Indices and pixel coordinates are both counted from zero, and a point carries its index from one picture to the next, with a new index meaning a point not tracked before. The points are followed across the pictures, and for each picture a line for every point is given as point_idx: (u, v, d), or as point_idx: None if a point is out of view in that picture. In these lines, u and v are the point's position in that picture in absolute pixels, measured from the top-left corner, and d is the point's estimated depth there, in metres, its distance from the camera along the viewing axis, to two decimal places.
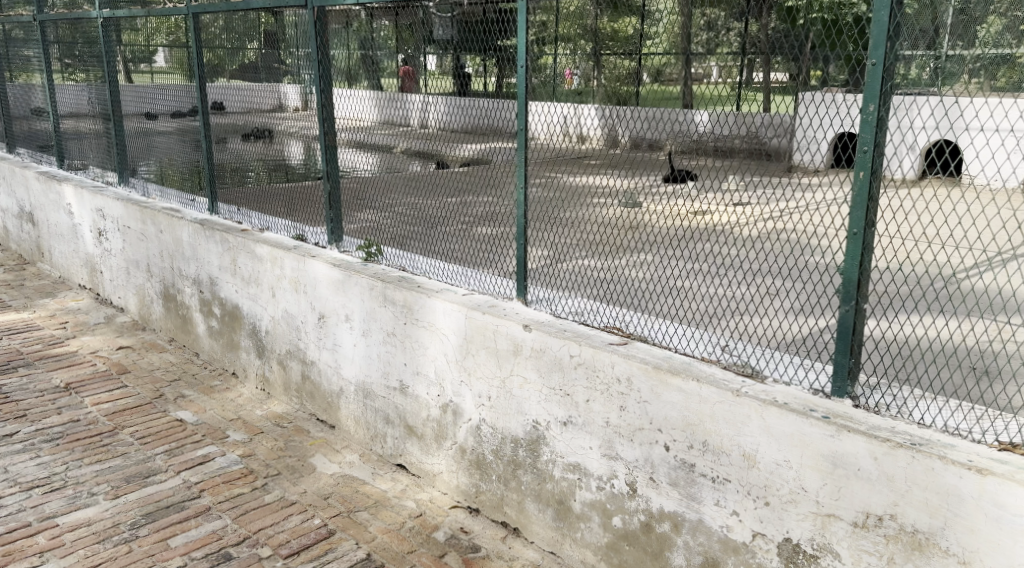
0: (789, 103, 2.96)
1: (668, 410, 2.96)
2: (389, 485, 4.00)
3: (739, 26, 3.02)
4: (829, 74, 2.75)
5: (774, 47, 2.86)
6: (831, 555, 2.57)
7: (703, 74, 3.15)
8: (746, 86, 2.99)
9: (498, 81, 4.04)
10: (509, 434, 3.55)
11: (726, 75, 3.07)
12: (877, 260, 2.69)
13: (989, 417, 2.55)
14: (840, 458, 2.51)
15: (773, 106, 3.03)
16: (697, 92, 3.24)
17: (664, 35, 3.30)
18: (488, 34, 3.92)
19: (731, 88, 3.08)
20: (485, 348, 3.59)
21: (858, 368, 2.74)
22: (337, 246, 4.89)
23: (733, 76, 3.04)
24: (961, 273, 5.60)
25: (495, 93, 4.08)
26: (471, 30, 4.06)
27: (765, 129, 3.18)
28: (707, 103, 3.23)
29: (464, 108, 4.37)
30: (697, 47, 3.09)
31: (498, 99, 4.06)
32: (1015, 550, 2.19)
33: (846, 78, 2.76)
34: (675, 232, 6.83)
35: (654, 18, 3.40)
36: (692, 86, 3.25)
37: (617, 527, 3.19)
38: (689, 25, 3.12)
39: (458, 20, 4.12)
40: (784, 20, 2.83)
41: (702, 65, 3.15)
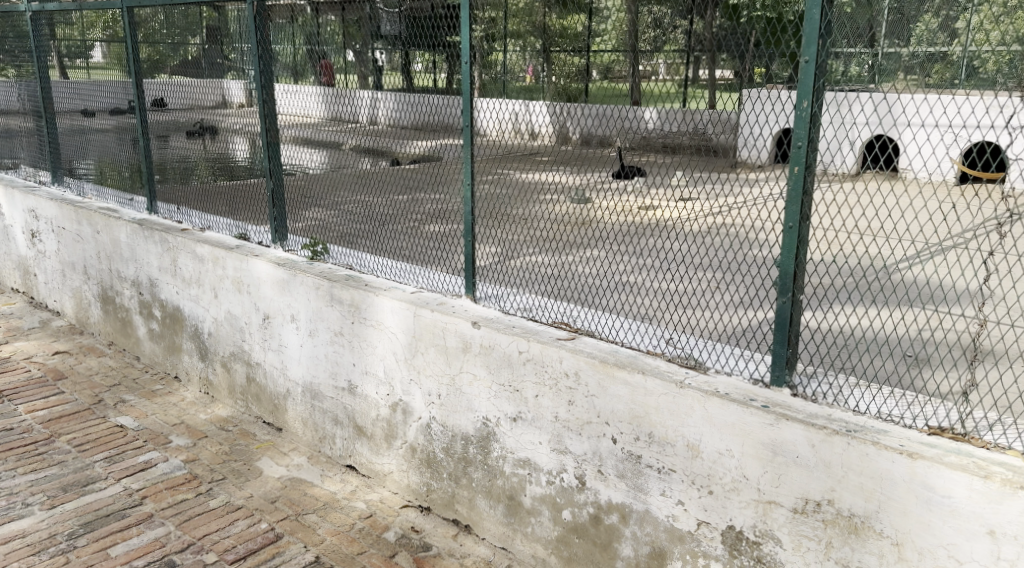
0: (732, 102, 2.99)
1: (615, 404, 2.99)
2: (338, 486, 3.96)
3: (685, 24, 3.06)
4: (773, 71, 2.86)
5: (719, 45, 2.97)
6: (773, 541, 2.62)
7: (651, 70, 3.23)
8: (691, 82, 3.04)
9: (448, 77, 4.04)
10: (459, 432, 3.54)
11: (673, 72, 3.08)
12: (813, 253, 2.76)
13: (921, 402, 2.63)
14: (779, 446, 2.57)
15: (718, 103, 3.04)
16: (646, 88, 3.27)
17: (613, 31, 3.32)
18: (437, 30, 3.95)
19: (677, 85, 3.08)
20: (434, 346, 3.58)
21: (796, 358, 2.80)
22: (281, 246, 4.81)
23: (679, 74, 3.05)
24: (895, 265, 5.77)
25: (444, 89, 4.10)
26: (420, 25, 4.09)
27: (709, 125, 3.22)
28: (654, 99, 3.25)
29: (413, 103, 4.45)
30: (644, 44, 3.22)
31: (448, 95, 4.04)
32: (943, 530, 2.26)
33: (789, 76, 2.85)
34: (622, 228, 6.91)
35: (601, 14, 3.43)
36: (641, 83, 3.29)
37: (567, 520, 3.21)
38: (634, 21, 3.24)
39: (406, 16, 4.13)
40: (728, 17, 2.92)
41: (650, 63, 3.24)
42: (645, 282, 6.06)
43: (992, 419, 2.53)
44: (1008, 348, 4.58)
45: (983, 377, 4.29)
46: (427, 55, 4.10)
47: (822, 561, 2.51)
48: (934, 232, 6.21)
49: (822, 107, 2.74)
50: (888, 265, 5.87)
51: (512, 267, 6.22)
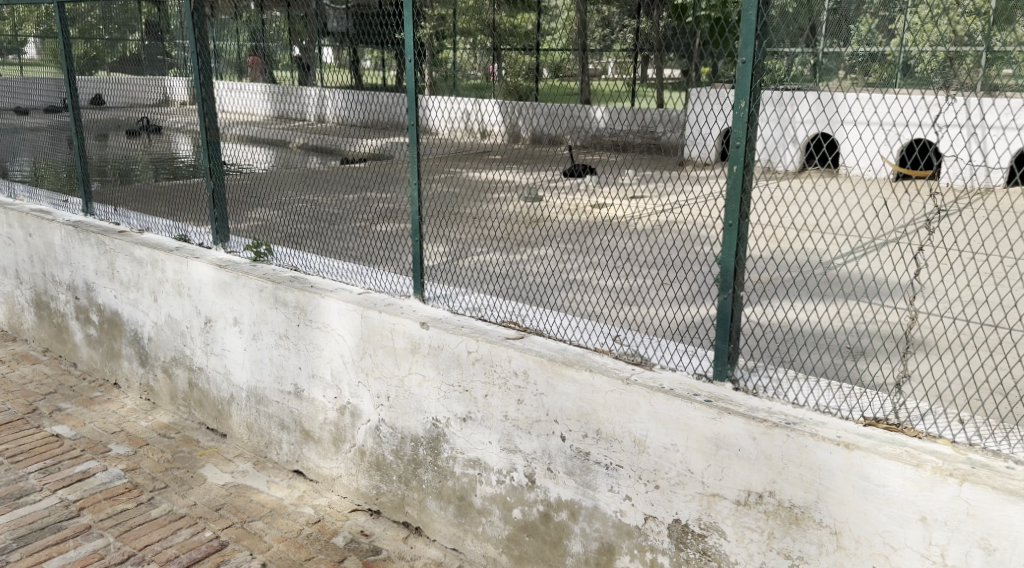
0: (681, 101, 3.11)
1: (563, 401, 3.00)
2: (285, 492, 3.90)
3: (631, 25, 3.18)
4: (718, 70, 2.87)
5: (667, 45, 2.98)
6: (717, 534, 2.66)
7: (600, 71, 3.26)
8: (641, 82, 3.13)
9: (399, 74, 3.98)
10: (409, 433, 3.52)
11: (622, 71, 3.18)
12: (752, 251, 2.80)
13: (857, 394, 2.69)
14: (722, 439, 2.61)
15: (665, 102, 3.24)
16: (596, 88, 3.30)
17: (563, 31, 3.42)
18: (384, 28, 3.91)
19: (626, 84, 3.20)
20: (382, 347, 3.55)
21: (737, 353, 2.85)
22: (223, 248, 4.68)
23: (628, 72, 3.15)
24: (836, 261, 5.92)
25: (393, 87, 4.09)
26: (368, 24, 4.18)
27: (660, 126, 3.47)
28: (605, 98, 3.41)
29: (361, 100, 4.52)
30: (595, 43, 3.30)
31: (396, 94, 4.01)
32: (878, 519, 2.32)
33: (734, 76, 2.84)
34: (572, 226, 6.95)
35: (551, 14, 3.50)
36: (591, 83, 3.31)
37: (517, 519, 3.21)
38: (584, 21, 3.30)
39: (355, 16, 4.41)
40: (675, 16, 2.98)
41: (600, 63, 3.26)
42: (595, 280, 6.10)
43: (924, 408, 2.60)
44: (940, 340, 4.72)
45: (915, 368, 4.43)
46: (376, 52, 4.21)
47: (764, 552, 2.56)
48: (873, 228, 6.39)
49: (759, 107, 2.75)
50: (828, 261, 6.01)
51: (462, 266, 6.21)
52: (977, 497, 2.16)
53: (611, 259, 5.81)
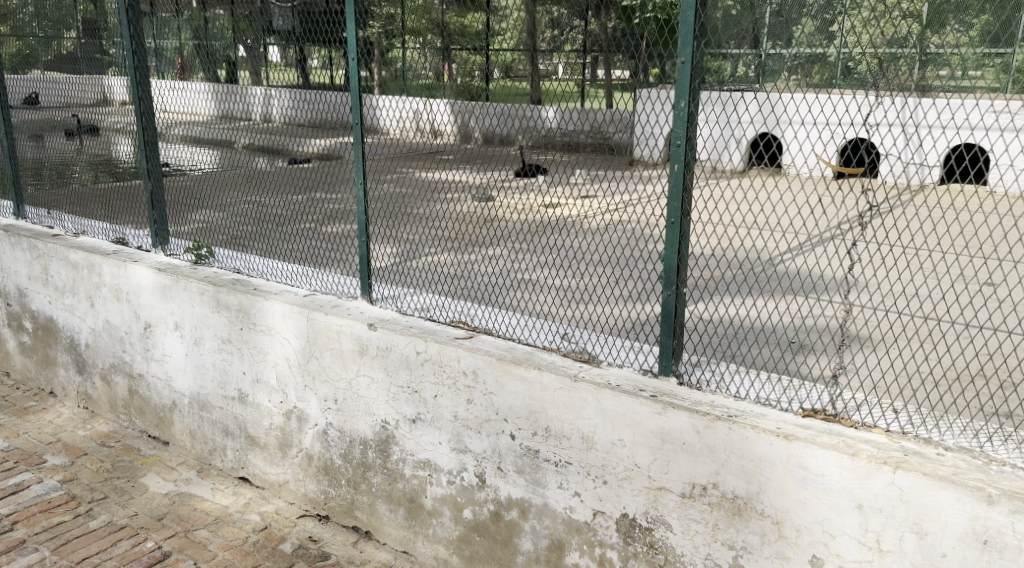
0: (628, 100, 3.23)
1: (512, 400, 3.00)
2: (230, 499, 3.82)
3: (577, 25, 3.35)
4: (665, 71, 2.91)
5: (616, 46, 3.03)
6: (663, 527, 2.68)
7: (549, 71, 3.31)
8: (590, 82, 3.29)
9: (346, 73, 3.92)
10: (358, 436, 3.47)
11: (571, 72, 3.21)
12: (694, 247, 2.83)
13: (795, 386, 2.75)
14: (667, 433, 2.64)
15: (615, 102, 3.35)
16: (546, 87, 3.34)
17: (511, 32, 3.53)
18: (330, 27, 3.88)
19: (578, 85, 3.22)
20: (329, 349, 3.50)
21: (681, 348, 2.89)
22: (162, 250, 4.53)
23: (579, 73, 3.18)
24: (777, 257, 6.06)
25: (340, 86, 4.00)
26: (314, 23, 4.04)
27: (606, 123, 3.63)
28: (554, 98, 3.47)
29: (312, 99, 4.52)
30: (542, 43, 3.43)
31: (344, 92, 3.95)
32: (817, 507, 2.37)
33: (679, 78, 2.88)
34: (523, 226, 6.96)
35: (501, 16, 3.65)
36: (541, 82, 3.36)
37: (467, 519, 3.20)
38: (531, 21, 3.42)
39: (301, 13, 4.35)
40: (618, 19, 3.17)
41: (547, 63, 3.31)
42: (546, 279, 6.11)
43: (859, 399, 2.67)
44: (874, 332, 4.85)
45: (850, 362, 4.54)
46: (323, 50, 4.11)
47: (709, 544, 2.59)
48: (811, 225, 6.57)
49: (697, 107, 2.79)
50: (771, 257, 6.11)
51: (412, 267, 6.17)
52: (909, 483, 2.22)
53: (561, 258, 5.83)
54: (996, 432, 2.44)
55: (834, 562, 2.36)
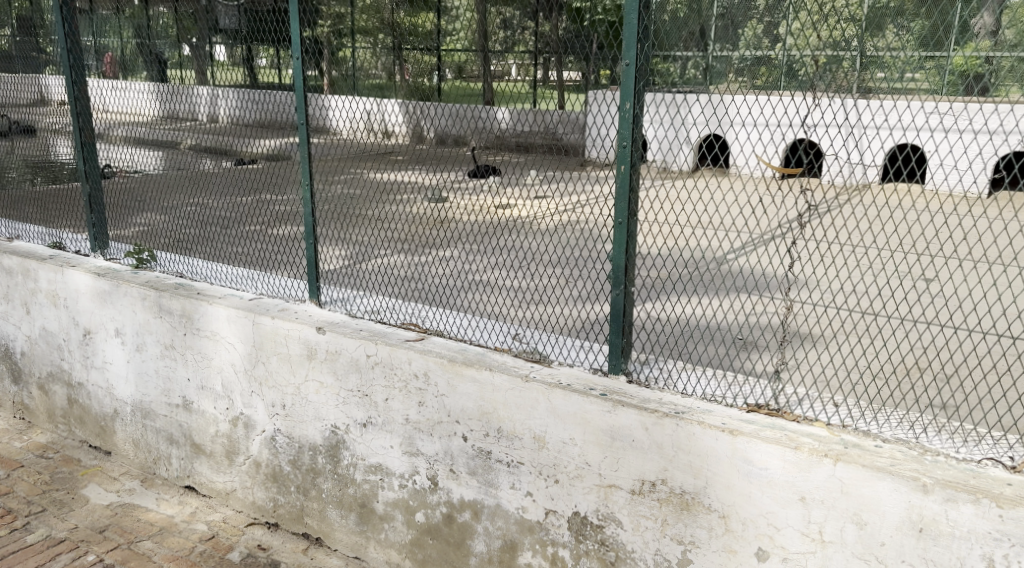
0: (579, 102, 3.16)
1: (464, 401, 2.98)
2: (176, 509, 3.73)
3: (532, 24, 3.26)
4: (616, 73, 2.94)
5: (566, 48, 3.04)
6: (614, 524, 2.70)
7: (502, 71, 3.42)
8: (542, 83, 3.30)
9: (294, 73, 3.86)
10: (307, 442, 3.41)
11: (523, 73, 3.37)
12: (641, 246, 2.85)
13: (739, 382, 2.79)
14: (617, 431, 2.65)
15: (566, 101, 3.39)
16: (498, 88, 3.56)
17: (461, 30, 3.54)
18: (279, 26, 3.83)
19: (528, 85, 3.39)
20: (276, 354, 3.44)
21: (630, 346, 2.91)
22: (102, 254, 4.39)
23: (530, 75, 3.36)
24: (725, 256, 6.15)
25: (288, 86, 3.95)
26: (263, 21, 4.03)
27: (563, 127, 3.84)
28: (505, 98, 3.56)
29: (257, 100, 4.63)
30: (495, 44, 3.36)
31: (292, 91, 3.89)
32: (762, 501, 2.40)
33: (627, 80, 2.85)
34: (476, 228, 6.94)
35: (452, 16, 3.64)
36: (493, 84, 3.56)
37: (419, 522, 3.16)
38: (485, 22, 3.38)
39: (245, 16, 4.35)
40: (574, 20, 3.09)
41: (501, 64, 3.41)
42: (500, 280, 6.10)
43: (801, 394, 2.72)
44: (815, 328, 4.95)
45: (794, 356, 4.63)
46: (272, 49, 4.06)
47: (658, 539, 2.61)
48: (759, 225, 6.69)
49: (643, 108, 2.79)
50: (720, 255, 6.19)
51: (362, 268, 6.10)
52: (849, 475, 2.26)
53: (513, 259, 5.82)
54: (931, 424, 2.50)
55: (778, 554, 2.40)
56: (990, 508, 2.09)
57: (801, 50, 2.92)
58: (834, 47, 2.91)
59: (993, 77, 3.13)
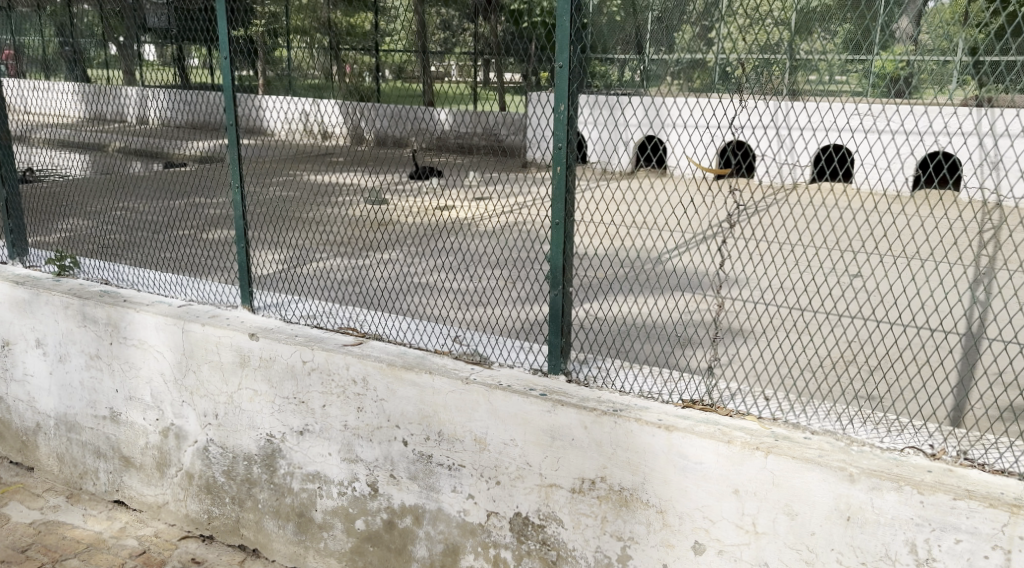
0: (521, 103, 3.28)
1: (404, 405, 2.94)
2: (104, 525, 3.60)
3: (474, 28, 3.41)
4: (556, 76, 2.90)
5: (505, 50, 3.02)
6: (555, 523, 2.69)
7: (442, 72, 3.40)
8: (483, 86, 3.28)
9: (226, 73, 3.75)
10: (241, 451, 3.31)
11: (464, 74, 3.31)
12: (578, 246, 2.84)
13: (675, 379, 2.82)
14: (557, 430, 2.65)
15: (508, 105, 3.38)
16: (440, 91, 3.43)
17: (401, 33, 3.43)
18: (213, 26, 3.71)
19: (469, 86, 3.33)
20: (208, 362, 3.35)
21: (569, 346, 2.91)
22: (20, 261, 4.21)
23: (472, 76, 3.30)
24: (663, 256, 6.23)
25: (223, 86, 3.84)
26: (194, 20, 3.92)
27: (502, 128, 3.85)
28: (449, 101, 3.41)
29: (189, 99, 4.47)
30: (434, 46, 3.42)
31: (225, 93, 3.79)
32: (698, 494, 2.43)
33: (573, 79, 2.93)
34: (417, 231, 6.90)
35: (391, 16, 3.59)
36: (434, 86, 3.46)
37: (359, 530, 3.09)
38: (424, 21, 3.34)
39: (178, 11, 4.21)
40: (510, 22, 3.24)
41: (442, 65, 3.40)
42: (441, 283, 6.07)
43: (734, 389, 2.77)
44: (748, 323, 5.05)
45: (726, 352, 4.71)
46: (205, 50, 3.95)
47: (599, 536, 2.61)
48: (696, 225, 6.80)
49: (577, 110, 2.78)
50: (658, 255, 6.25)
51: (301, 273, 6.01)
52: (779, 467, 2.30)
53: (454, 262, 5.80)
54: (857, 415, 2.57)
55: (714, 547, 2.42)
56: (911, 495, 2.14)
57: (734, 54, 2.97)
58: (763, 52, 2.97)
59: (911, 81, 3.24)
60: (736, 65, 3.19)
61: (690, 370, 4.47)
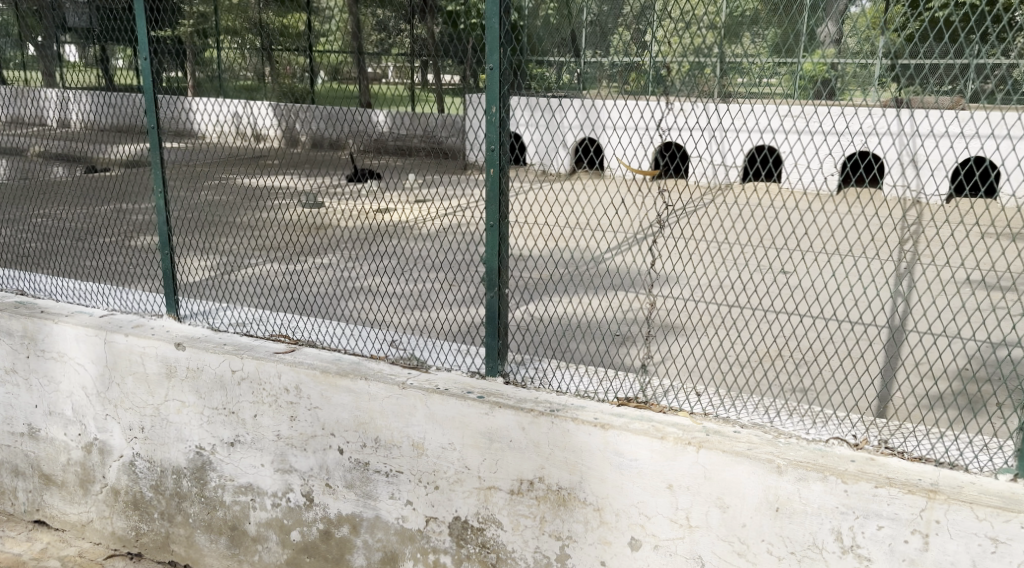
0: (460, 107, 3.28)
1: (339, 413, 2.88)
2: (24, 546, 3.44)
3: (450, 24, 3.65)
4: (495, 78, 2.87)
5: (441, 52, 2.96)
6: (494, 525, 2.67)
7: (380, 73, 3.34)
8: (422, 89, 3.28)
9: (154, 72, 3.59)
10: (169, 465, 3.21)
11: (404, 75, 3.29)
12: (513, 248, 2.82)
13: (610, 377, 2.83)
14: (495, 433, 2.63)
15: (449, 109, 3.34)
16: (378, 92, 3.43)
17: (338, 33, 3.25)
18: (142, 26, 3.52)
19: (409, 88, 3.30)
20: (132, 374, 3.23)
21: (506, 348, 2.90)
22: None
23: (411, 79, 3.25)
24: (601, 256, 6.27)
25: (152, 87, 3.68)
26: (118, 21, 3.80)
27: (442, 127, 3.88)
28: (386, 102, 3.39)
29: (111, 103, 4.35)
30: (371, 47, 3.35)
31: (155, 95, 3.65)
32: (635, 491, 2.44)
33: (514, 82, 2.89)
34: (353, 235, 6.82)
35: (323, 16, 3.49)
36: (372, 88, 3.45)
37: (295, 541, 3.02)
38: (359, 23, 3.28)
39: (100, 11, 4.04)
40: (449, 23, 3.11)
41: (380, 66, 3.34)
42: (379, 286, 6.01)
43: (667, 386, 2.79)
44: (681, 320, 5.11)
45: (660, 350, 4.76)
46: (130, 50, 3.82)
47: (538, 537, 2.60)
48: (632, 224, 6.87)
49: (509, 112, 2.74)
50: (596, 256, 6.30)
51: (233, 279, 5.89)
52: (711, 461, 2.32)
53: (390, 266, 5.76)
54: (784, 408, 2.62)
55: (650, 542, 2.43)
56: (836, 484, 2.19)
57: (671, 57, 2.99)
58: (696, 55, 3.00)
59: (839, 81, 3.32)
60: (671, 67, 3.20)
61: (626, 367, 4.52)
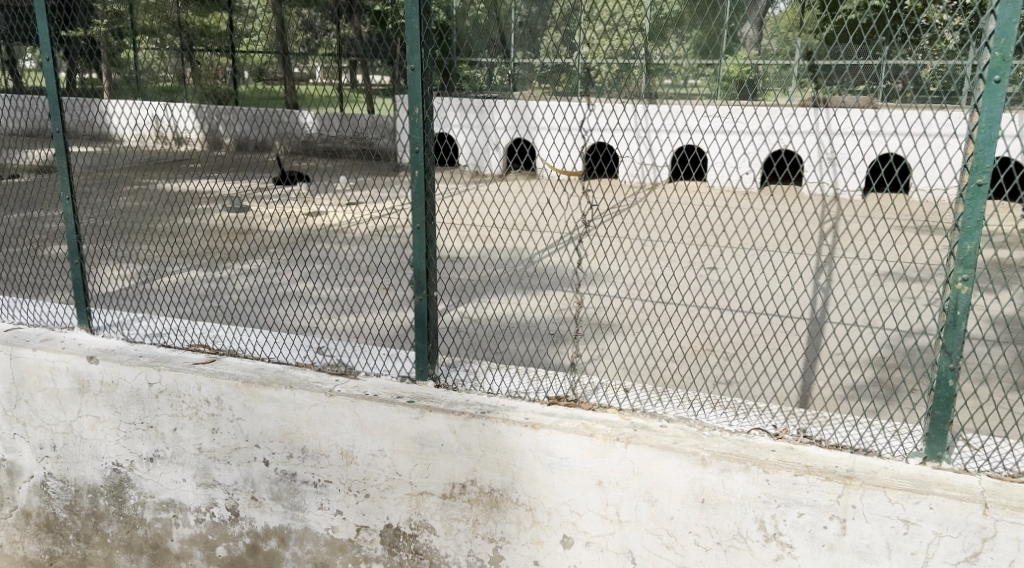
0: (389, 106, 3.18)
1: (264, 423, 2.80)
2: None
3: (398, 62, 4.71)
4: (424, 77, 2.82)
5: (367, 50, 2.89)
6: (427, 531, 2.63)
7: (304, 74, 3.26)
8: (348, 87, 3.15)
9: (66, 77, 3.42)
10: (84, 483, 3.07)
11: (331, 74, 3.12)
12: (441, 249, 2.78)
13: (541, 377, 2.83)
14: (425, 437, 2.60)
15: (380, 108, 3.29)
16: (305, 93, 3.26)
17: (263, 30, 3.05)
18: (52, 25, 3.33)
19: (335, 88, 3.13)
20: (42, 390, 3.09)
21: (436, 351, 2.86)
22: None
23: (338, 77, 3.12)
24: (535, 257, 6.30)
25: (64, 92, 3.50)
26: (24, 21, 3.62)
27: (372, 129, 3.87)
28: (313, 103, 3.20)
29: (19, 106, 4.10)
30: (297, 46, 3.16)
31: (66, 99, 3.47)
32: (566, 489, 2.44)
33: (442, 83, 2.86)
34: (279, 240, 6.67)
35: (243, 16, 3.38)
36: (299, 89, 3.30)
37: (221, 557, 2.92)
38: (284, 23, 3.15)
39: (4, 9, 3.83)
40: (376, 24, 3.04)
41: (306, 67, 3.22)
42: (306, 292, 5.90)
43: (597, 383, 2.81)
44: (611, 317, 5.17)
45: (590, 348, 4.80)
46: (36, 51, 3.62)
47: (471, 540, 2.58)
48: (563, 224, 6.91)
49: (432, 112, 2.70)
50: (529, 256, 6.35)
51: (152, 288, 5.71)
52: (638, 455, 2.34)
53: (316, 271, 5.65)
54: (708, 401, 2.66)
55: (582, 539, 2.44)
56: (758, 474, 2.23)
57: (599, 60, 3.02)
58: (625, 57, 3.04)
59: (761, 82, 3.38)
60: (602, 68, 3.22)
61: (557, 367, 4.53)
